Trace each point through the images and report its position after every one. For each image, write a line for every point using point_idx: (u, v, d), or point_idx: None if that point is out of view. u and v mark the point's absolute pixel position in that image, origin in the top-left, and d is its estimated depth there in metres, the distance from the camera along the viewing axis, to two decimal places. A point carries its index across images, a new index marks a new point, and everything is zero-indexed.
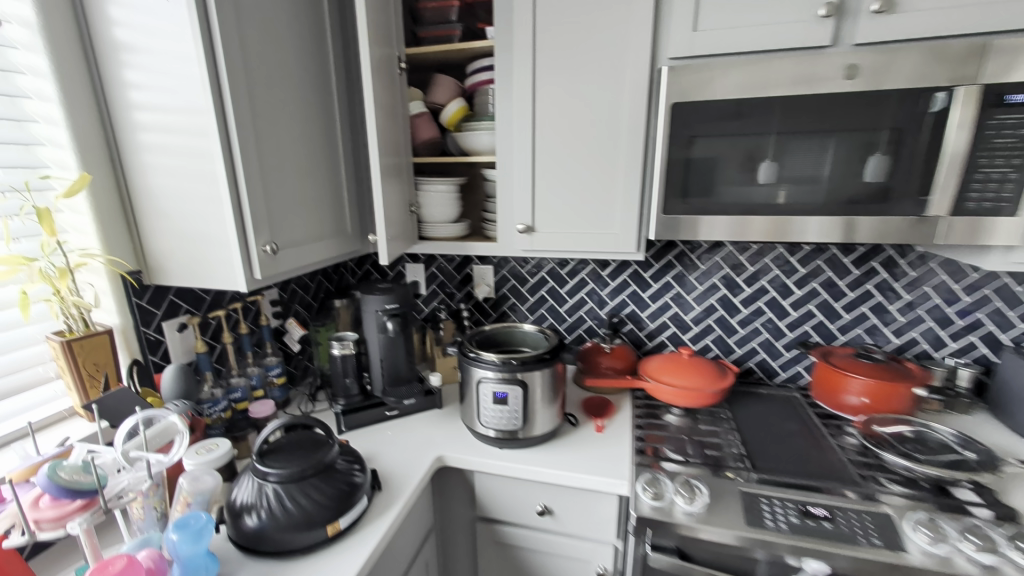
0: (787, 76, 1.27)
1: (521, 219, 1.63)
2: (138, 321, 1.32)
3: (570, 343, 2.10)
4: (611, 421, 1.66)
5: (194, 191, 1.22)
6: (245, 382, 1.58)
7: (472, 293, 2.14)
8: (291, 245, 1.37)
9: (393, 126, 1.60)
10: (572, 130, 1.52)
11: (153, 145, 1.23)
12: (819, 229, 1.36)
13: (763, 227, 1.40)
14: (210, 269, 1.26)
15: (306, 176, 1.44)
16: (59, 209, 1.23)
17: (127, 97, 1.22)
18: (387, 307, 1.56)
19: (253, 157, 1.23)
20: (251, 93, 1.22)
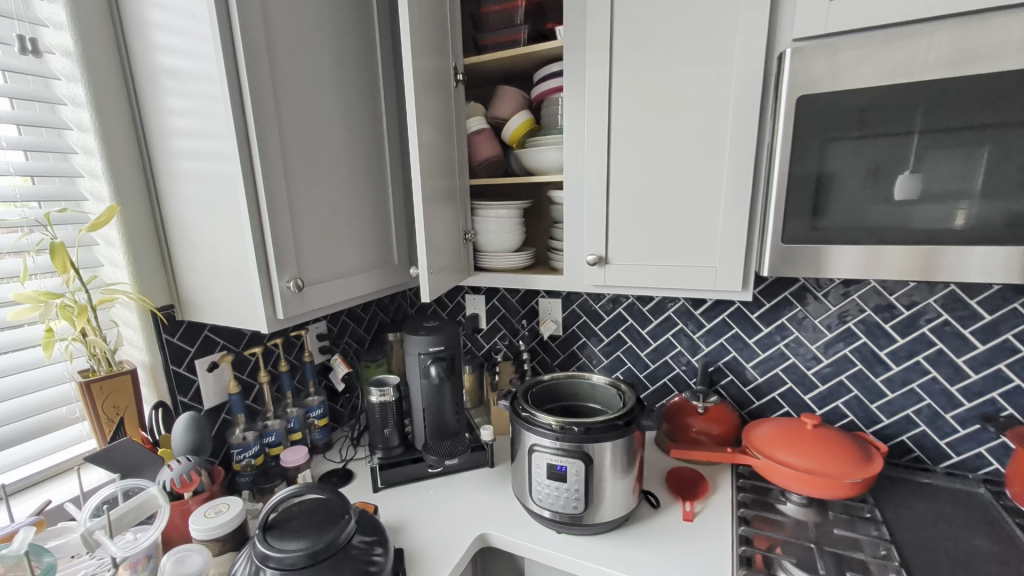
0: (939, 53, 0.91)
1: (590, 249, 1.34)
2: (167, 360, 1.23)
3: (653, 393, 1.75)
4: (703, 506, 1.29)
5: (219, 222, 1.11)
6: (281, 425, 1.46)
7: (537, 329, 1.89)
8: (325, 280, 1.21)
9: (447, 144, 1.41)
10: (657, 139, 1.22)
11: (185, 174, 1.14)
12: (986, 266, 0.96)
13: (904, 262, 1.02)
14: (235, 307, 1.14)
15: (347, 201, 1.28)
16: (97, 242, 1.17)
17: (164, 123, 1.14)
18: (431, 350, 1.36)
19: (281, 182, 1.09)
20: (282, 110, 1.09)
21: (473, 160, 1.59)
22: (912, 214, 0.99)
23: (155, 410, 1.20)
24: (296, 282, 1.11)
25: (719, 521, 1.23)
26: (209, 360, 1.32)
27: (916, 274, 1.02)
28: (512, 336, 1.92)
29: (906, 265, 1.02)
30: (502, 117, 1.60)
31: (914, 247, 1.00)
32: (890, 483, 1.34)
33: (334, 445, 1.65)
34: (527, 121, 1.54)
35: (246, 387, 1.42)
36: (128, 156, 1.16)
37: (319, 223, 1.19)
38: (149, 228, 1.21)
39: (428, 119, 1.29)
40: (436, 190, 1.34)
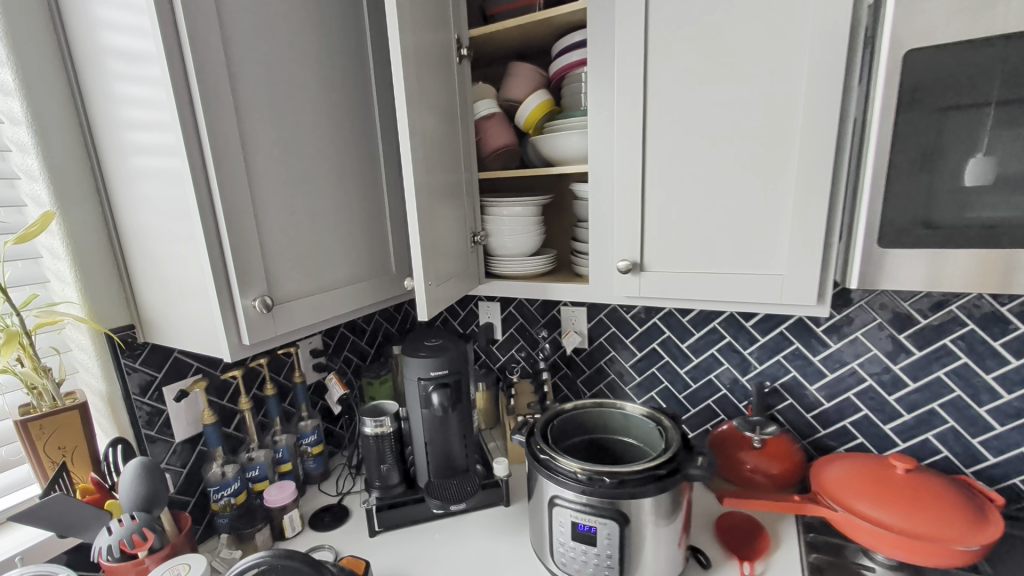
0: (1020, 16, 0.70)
1: (622, 253, 1.11)
2: (127, 389, 1.06)
3: (694, 416, 1.51)
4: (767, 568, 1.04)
5: (172, 230, 0.92)
6: (266, 456, 1.27)
7: (559, 341, 1.67)
8: (304, 296, 1.01)
9: (450, 131, 1.20)
10: (706, 115, 0.97)
11: (134, 173, 0.95)
12: None
13: (974, 271, 0.80)
14: (196, 330, 0.96)
15: (330, 200, 1.08)
16: (41, 255, 1.00)
17: (110, 112, 0.95)
18: (432, 374, 1.15)
19: (242, 179, 0.89)
20: (239, 91, 0.89)
21: (483, 151, 1.37)
22: (974, 206, 0.80)
23: (111, 451, 1.01)
24: (265, 301, 0.91)
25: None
26: (180, 387, 1.14)
27: (988, 286, 0.80)
28: (531, 349, 1.71)
29: (976, 277, 0.81)
30: (516, 99, 1.38)
31: (982, 251, 0.79)
32: (1005, 542, 1.07)
33: (331, 474, 1.47)
34: (546, 103, 1.31)
35: (225, 415, 1.24)
36: (72, 152, 0.98)
37: (294, 228, 1.00)
38: (103, 237, 1.03)
39: (425, 101, 1.07)
40: (437, 185, 1.12)
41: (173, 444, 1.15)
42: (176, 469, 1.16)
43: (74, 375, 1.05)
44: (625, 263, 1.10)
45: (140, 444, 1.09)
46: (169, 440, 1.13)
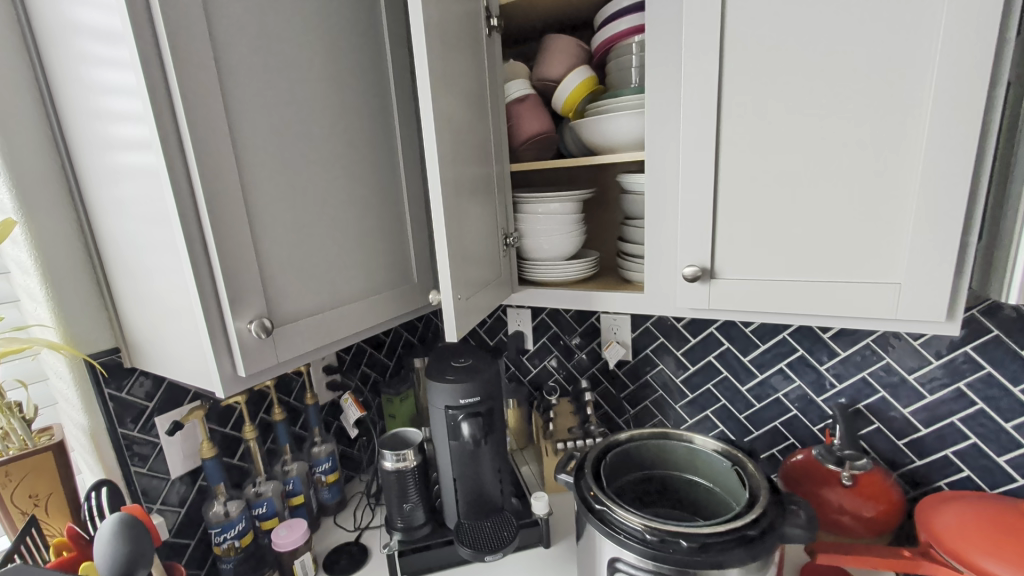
0: None
1: (688, 256, 0.92)
2: (112, 424, 0.92)
3: (758, 439, 1.32)
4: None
5: (151, 239, 0.77)
6: (275, 490, 1.12)
7: (599, 352, 1.49)
8: (309, 315, 0.85)
9: (479, 116, 1.02)
10: (800, 85, 0.78)
11: (107, 171, 0.80)
12: None
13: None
14: (184, 356, 0.80)
15: (341, 200, 0.91)
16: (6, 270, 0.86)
17: (77, 99, 0.79)
18: (462, 403, 0.98)
19: (233, 176, 0.73)
20: (227, 70, 0.73)
21: (515, 140, 1.19)
22: None
23: (94, 497, 0.86)
24: (263, 323, 0.75)
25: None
26: (174, 417, 0.99)
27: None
28: (567, 361, 1.53)
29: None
30: (551, 79, 1.19)
31: None
32: None
33: (348, 504, 1.32)
34: (587, 81, 1.13)
35: (228, 444, 1.09)
36: (38, 148, 0.83)
37: (296, 235, 0.83)
38: (79, 247, 0.88)
39: (450, 79, 0.90)
40: (464, 180, 0.95)
41: (170, 481, 1.01)
42: (172, 509, 1.01)
43: (52, 408, 0.91)
44: (691, 268, 0.91)
45: (129, 484, 0.95)
46: (163, 477, 0.99)
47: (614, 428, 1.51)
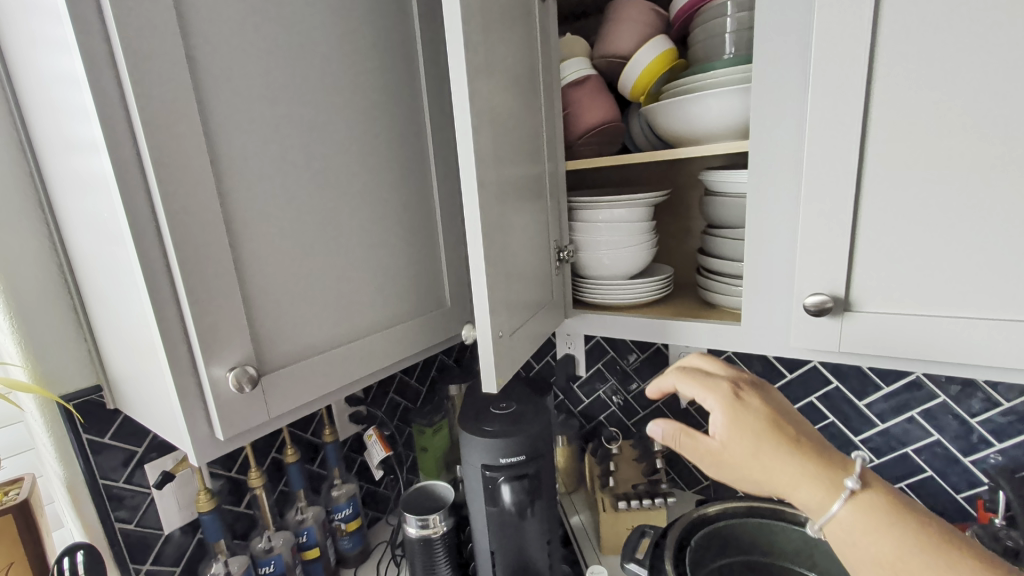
0: None
1: (809, 282, 0.69)
2: (92, 474, 0.77)
3: None
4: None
5: (111, 259, 0.60)
6: (285, 544, 0.96)
7: (667, 384, 1.25)
8: (311, 356, 0.67)
9: (528, 100, 0.81)
10: (1005, 49, 0.55)
11: (63, 171, 0.63)
12: None
13: None
14: (155, 406, 0.64)
15: (353, 208, 0.73)
16: None
17: (28, 81, 0.63)
18: (503, 462, 0.78)
19: (208, 182, 0.55)
20: (206, 44, 0.55)
21: (572, 133, 0.98)
22: None
23: (68, 557, 0.72)
24: (246, 373, 0.58)
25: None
26: (166, 466, 0.84)
27: None
28: (626, 392, 1.30)
29: None
30: (619, 55, 0.97)
31: None
32: None
33: (371, 553, 1.14)
34: (665, 54, 0.90)
35: (233, 491, 0.94)
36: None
37: (294, 255, 0.65)
38: (50, 263, 0.73)
39: (495, 53, 0.69)
40: (511, 182, 0.74)
41: (164, 536, 0.86)
42: (166, 569, 0.86)
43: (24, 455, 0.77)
44: (815, 298, 0.68)
45: (114, 544, 0.81)
46: (154, 532, 0.84)
47: (683, 474, 1.27)
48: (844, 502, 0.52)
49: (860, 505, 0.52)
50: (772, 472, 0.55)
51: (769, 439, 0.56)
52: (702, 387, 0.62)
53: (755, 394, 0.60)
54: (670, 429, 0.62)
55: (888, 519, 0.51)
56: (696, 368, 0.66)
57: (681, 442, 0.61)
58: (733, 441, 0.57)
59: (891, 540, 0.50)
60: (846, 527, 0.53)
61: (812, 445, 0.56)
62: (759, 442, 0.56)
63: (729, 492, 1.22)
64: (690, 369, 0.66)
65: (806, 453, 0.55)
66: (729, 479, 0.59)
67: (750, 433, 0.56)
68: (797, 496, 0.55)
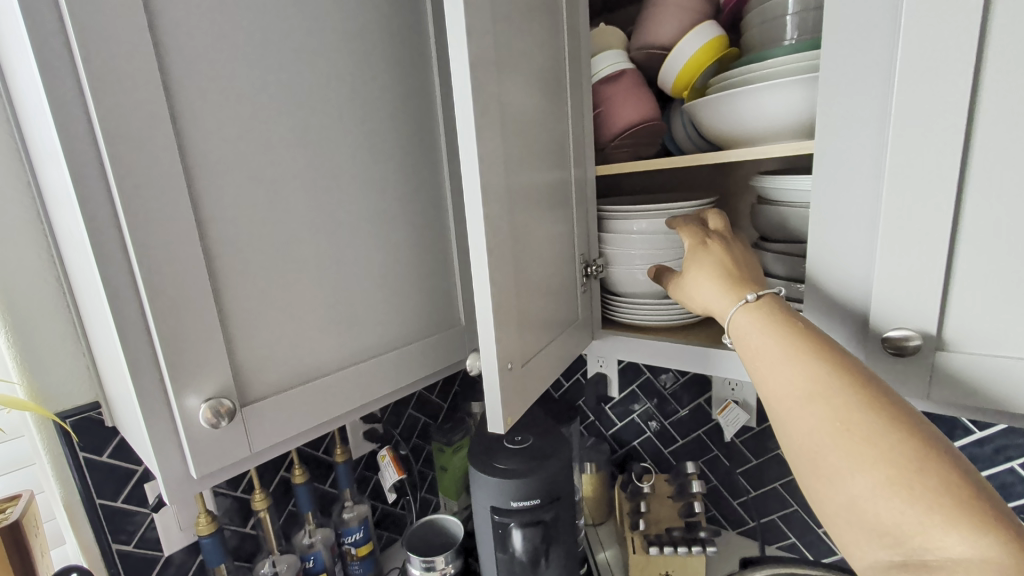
0: None
1: (887, 314, 0.57)
2: (88, 494, 0.75)
3: None
4: (941, 533, 0.37)
5: (87, 277, 0.55)
6: (291, 570, 0.90)
7: (709, 412, 1.12)
8: (299, 386, 0.61)
9: (553, 98, 0.72)
10: None
11: (46, 181, 0.59)
12: None
13: None
14: (135, 434, 0.59)
15: (351, 221, 0.66)
16: None
17: (11, 87, 0.59)
18: (516, 506, 0.70)
19: (179, 196, 0.49)
20: (181, 42, 0.49)
21: (604, 135, 0.88)
22: None
23: None
24: (222, 405, 0.53)
25: (892, 507, 0.39)
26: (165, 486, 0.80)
27: None
28: (663, 417, 1.17)
29: None
30: (660, 46, 0.85)
31: None
32: None
33: None
34: (712, 43, 0.78)
35: (238, 513, 0.90)
36: None
37: (283, 274, 0.59)
38: (47, 276, 0.70)
39: (512, 44, 0.60)
40: (532, 191, 0.65)
41: (164, 559, 0.82)
42: None
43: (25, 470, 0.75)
44: (897, 332, 0.56)
45: (110, 565, 0.78)
46: (154, 555, 0.81)
47: (726, 512, 1.14)
48: (740, 308, 0.58)
49: (753, 307, 0.57)
50: (701, 290, 0.66)
51: (700, 269, 0.67)
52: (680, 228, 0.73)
53: (722, 242, 0.69)
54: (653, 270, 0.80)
55: (776, 325, 0.53)
56: (691, 218, 0.75)
57: (663, 276, 0.78)
58: (687, 268, 0.69)
59: (779, 344, 0.51)
60: (744, 327, 0.57)
61: (742, 278, 0.62)
62: (698, 271, 0.67)
63: (779, 537, 1.08)
64: (688, 218, 0.76)
65: (730, 281, 0.62)
66: (682, 300, 0.72)
67: (696, 261, 0.68)
68: (709, 312, 0.65)
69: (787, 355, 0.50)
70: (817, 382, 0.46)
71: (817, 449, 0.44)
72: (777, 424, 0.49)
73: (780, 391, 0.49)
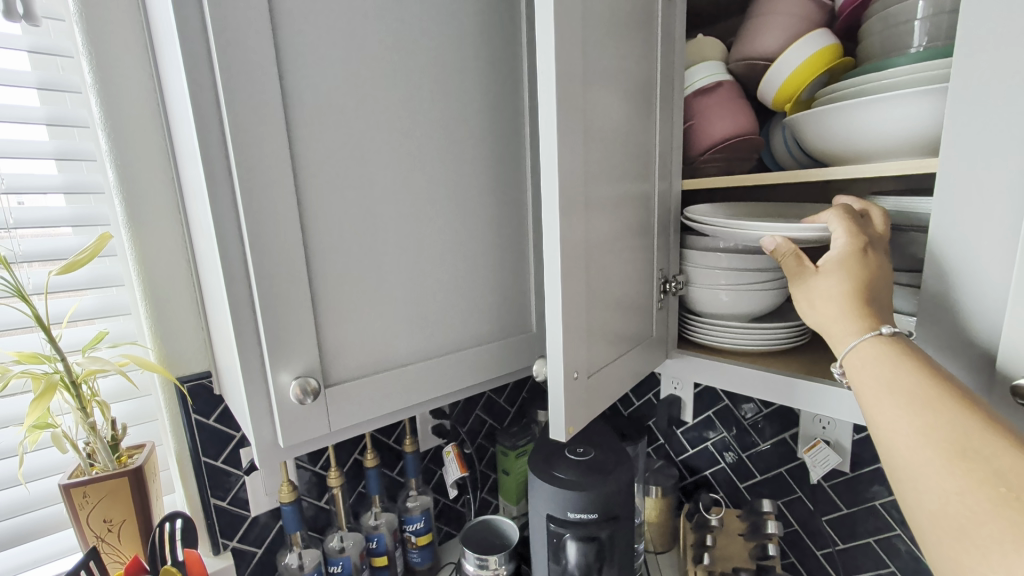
0: None
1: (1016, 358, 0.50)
2: (195, 451, 0.85)
3: None
4: None
5: (211, 264, 0.63)
6: (356, 547, 0.97)
7: (794, 449, 1.03)
8: (376, 373, 0.65)
9: (642, 110, 0.71)
10: None
11: (188, 182, 0.69)
12: None
13: None
14: (228, 361, 0.67)
15: (435, 224, 0.69)
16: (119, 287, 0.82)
17: (170, 99, 0.70)
18: (572, 517, 0.69)
19: (288, 194, 0.55)
20: (303, 61, 0.55)
21: (694, 147, 0.85)
22: None
23: (167, 523, 0.78)
24: (309, 384, 0.58)
25: None
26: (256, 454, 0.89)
27: None
28: (741, 449, 1.10)
29: None
30: (762, 56, 0.80)
31: None
32: None
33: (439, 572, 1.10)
34: (821, 55, 0.72)
35: (316, 487, 0.98)
36: (147, 152, 0.77)
37: (369, 269, 0.63)
38: (183, 262, 0.81)
39: (603, 58, 0.60)
40: (613, 203, 0.65)
41: (250, 518, 0.91)
42: (250, 549, 0.91)
43: (151, 423, 0.87)
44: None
45: (208, 517, 0.88)
46: (244, 512, 0.90)
47: (808, 562, 1.03)
48: (869, 338, 0.51)
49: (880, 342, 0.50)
50: (834, 301, 0.56)
51: (848, 281, 0.55)
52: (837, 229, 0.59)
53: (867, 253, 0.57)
54: (780, 240, 0.62)
55: (908, 365, 0.48)
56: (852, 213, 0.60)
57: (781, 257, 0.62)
58: (826, 270, 0.57)
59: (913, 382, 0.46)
60: (867, 365, 0.50)
61: (880, 311, 0.54)
62: (841, 283, 0.56)
63: None
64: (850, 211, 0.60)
65: (867, 306, 0.54)
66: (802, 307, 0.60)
67: (836, 271, 0.57)
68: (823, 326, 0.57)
69: (919, 397, 0.44)
70: (961, 430, 0.41)
71: (962, 517, 0.38)
72: (906, 479, 0.43)
73: (914, 442, 0.43)
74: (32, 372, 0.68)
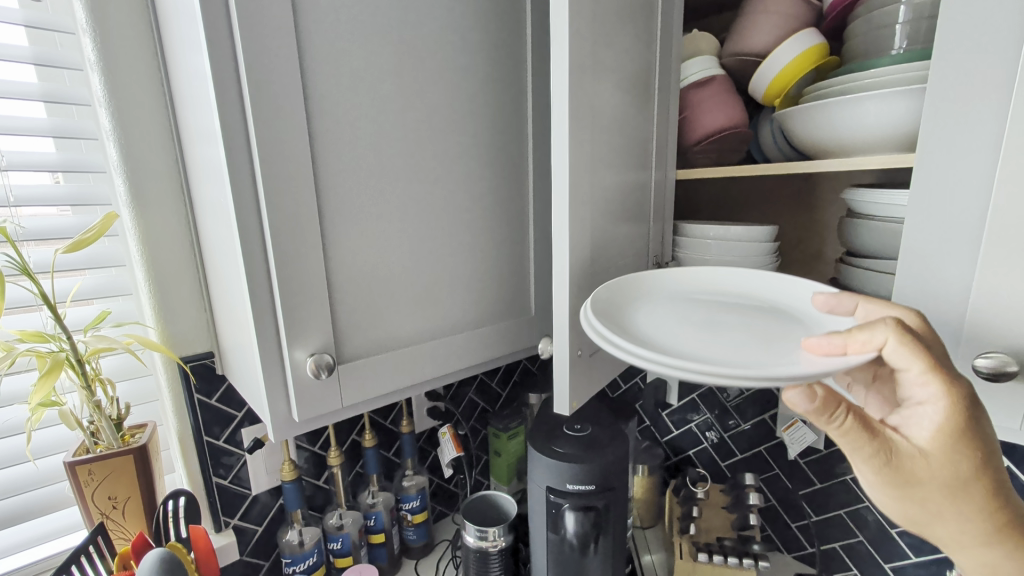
0: None
1: (976, 336, 0.55)
2: (199, 430, 0.86)
3: None
4: None
5: (223, 244, 0.64)
6: (354, 524, 1.00)
7: (773, 428, 1.09)
8: (385, 352, 0.67)
9: (642, 102, 0.74)
10: None
11: (195, 163, 0.70)
12: None
13: None
14: (239, 340, 0.68)
15: (443, 208, 0.71)
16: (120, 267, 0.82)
17: (177, 80, 0.70)
18: (571, 488, 0.73)
19: (306, 175, 0.57)
20: (321, 46, 0.56)
21: (687, 138, 0.88)
22: None
23: (171, 501, 0.79)
24: (324, 360, 0.60)
25: None
26: (257, 433, 0.91)
27: None
28: (723, 430, 1.15)
29: None
30: (753, 52, 0.84)
31: None
32: None
33: (434, 548, 1.13)
34: (809, 55, 0.76)
35: (315, 466, 1.00)
36: (150, 132, 0.77)
37: (381, 251, 0.65)
38: (186, 243, 0.82)
39: (609, 51, 0.63)
40: (615, 192, 0.68)
41: (251, 497, 0.93)
42: (251, 527, 0.93)
43: (151, 403, 0.87)
44: (988, 358, 0.54)
45: (209, 495, 0.89)
46: (245, 490, 0.91)
47: (783, 533, 1.10)
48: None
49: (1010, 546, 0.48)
50: (966, 505, 0.47)
51: (969, 474, 0.46)
52: (925, 377, 0.45)
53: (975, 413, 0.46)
54: (824, 394, 0.44)
55: None
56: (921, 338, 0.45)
57: (825, 407, 0.45)
58: (938, 456, 0.46)
59: None
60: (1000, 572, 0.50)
61: (1006, 495, 0.47)
62: (959, 471, 0.46)
63: (841, 568, 1.03)
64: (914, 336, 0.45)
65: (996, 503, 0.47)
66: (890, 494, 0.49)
67: (950, 462, 0.46)
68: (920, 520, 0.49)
69: None
70: None
71: None
72: None
73: None
74: (37, 350, 0.68)
